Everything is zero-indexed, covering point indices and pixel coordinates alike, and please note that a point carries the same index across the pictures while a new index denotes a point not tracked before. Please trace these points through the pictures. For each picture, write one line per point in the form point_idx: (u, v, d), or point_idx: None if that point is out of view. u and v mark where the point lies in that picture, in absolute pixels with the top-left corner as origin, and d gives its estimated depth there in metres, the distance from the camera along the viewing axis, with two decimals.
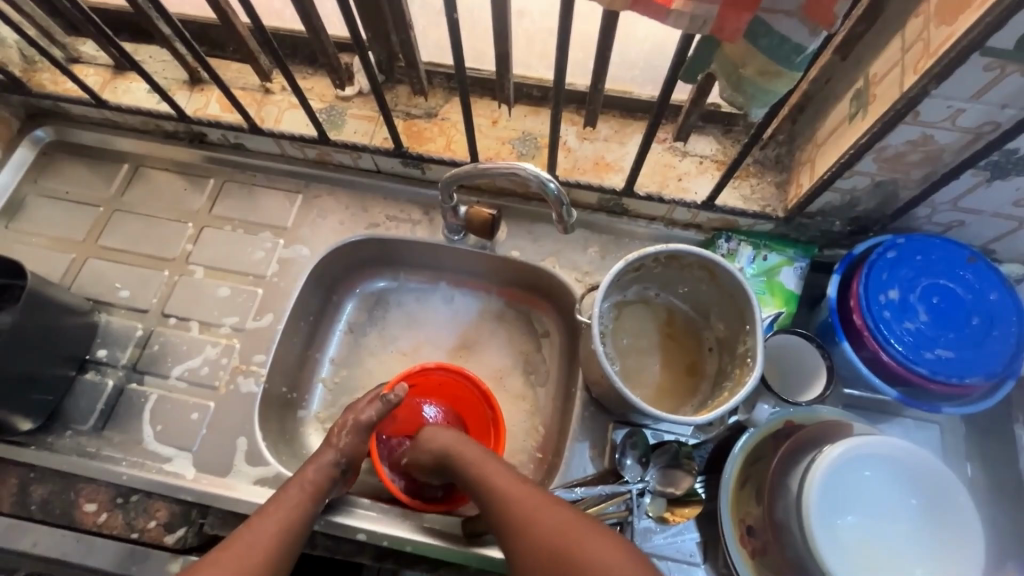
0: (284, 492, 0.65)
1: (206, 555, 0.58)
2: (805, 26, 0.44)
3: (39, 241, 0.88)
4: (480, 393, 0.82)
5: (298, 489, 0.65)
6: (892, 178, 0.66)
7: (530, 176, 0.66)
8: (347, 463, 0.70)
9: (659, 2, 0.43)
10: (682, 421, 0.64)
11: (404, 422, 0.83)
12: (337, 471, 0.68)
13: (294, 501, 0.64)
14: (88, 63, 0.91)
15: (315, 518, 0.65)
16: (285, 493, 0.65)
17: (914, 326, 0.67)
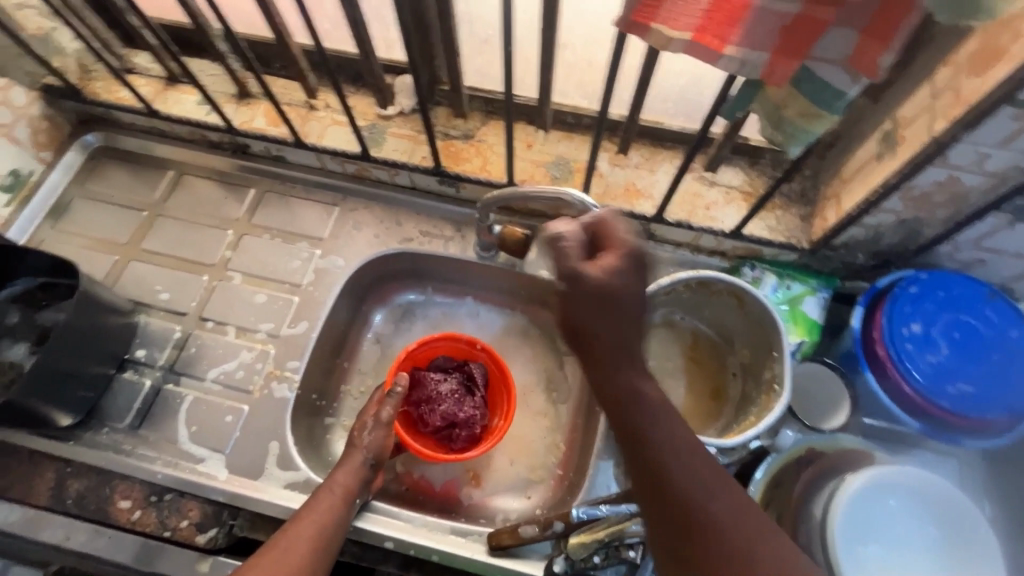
0: (316, 497, 0.67)
1: (246, 560, 0.59)
2: (848, 74, 0.47)
3: (83, 241, 0.91)
4: (464, 346, 0.87)
5: (339, 492, 0.68)
6: (916, 216, 0.69)
7: (575, 201, 0.69)
8: (375, 460, 0.73)
9: (712, 47, 0.46)
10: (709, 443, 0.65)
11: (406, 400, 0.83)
12: (365, 471, 0.71)
13: (327, 503, 0.66)
14: (141, 73, 0.95)
15: (348, 520, 0.67)
16: (319, 497, 0.67)
17: (936, 360, 0.69)
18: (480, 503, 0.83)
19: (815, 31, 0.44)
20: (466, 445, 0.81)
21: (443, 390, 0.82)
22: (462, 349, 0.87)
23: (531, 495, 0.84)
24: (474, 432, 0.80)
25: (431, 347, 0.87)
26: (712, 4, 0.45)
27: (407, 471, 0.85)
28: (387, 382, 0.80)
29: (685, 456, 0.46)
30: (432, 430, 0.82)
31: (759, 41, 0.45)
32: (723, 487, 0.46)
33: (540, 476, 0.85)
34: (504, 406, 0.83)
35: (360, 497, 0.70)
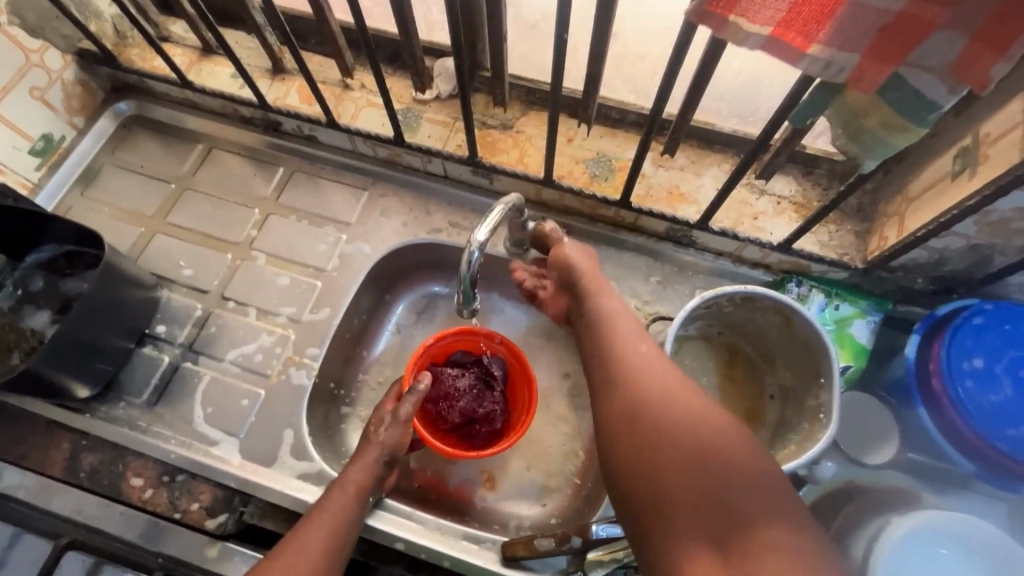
0: (329, 496, 0.65)
1: (268, 556, 0.60)
2: (945, 84, 0.42)
3: (109, 211, 0.90)
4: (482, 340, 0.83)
5: (355, 484, 0.67)
6: (989, 242, 0.63)
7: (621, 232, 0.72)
8: (390, 457, 0.71)
9: (795, 45, 0.42)
10: None
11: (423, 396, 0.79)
12: (378, 468, 0.69)
13: (340, 504, 0.65)
14: (176, 43, 0.93)
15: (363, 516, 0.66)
16: (333, 498, 0.65)
17: (999, 399, 0.64)
18: (493, 507, 0.81)
19: (919, 33, 0.39)
20: (488, 441, 0.78)
21: (462, 386, 0.79)
22: (482, 343, 0.84)
23: (546, 503, 0.81)
24: (494, 430, 0.78)
25: (450, 341, 0.83)
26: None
27: (420, 468, 0.83)
28: (406, 380, 0.77)
29: (645, 368, 0.57)
30: (450, 428, 0.78)
31: (850, 41, 0.40)
32: (673, 391, 0.54)
33: (557, 483, 0.82)
34: (525, 402, 0.80)
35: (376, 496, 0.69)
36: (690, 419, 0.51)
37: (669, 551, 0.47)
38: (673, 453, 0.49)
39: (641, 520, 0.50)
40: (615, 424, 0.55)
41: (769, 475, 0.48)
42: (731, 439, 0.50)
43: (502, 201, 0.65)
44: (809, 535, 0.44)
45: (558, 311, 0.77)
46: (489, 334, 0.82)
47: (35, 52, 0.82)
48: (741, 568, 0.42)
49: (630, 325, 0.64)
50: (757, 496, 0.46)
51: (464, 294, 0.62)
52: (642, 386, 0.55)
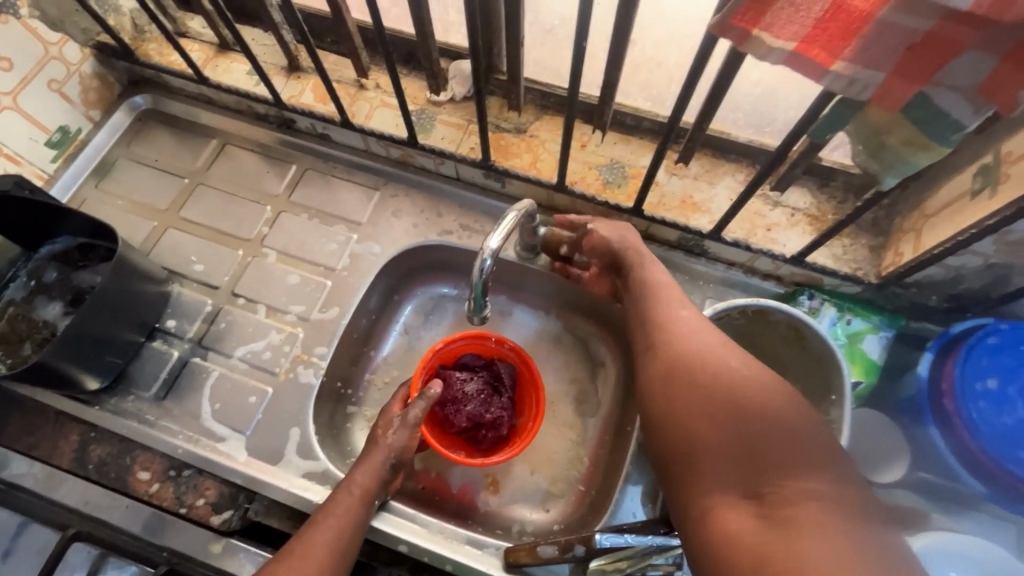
0: (335, 498, 0.66)
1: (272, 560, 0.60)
2: (971, 104, 0.41)
3: (122, 204, 0.90)
4: (491, 343, 0.83)
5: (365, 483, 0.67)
6: (1007, 262, 0.62)
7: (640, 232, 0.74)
8: (396, 460, 0.71)
9: (818, 61, 0.41)
10: None
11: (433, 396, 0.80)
12: (385, 471, 0.69)
13: (345, 506, 0.65)
14: (193, 38, 0.93)
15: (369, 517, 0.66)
16: (339, 501, 0.65)
17: (1014, 421, 0.63)
18: (497, 511, 0.81)
19: (947, 54, 0.38)
20: (494, 446, 0.78)
21: (469, 390, 0.79)
22: (490, 347, 0.84)
23: (549, 508, 0.81)
24: (501, 434, 0.78)
25: (459, 345, 0.83)
26: (826, 14, 0.39)
27: (424, 469, 0.83)
28: (414, 385, 0.77)
29: (686, 333, 0.58)
30: (457, 431, 0.79)
31: (876, 59, 0.40)
32: (713, 352, 0.55)
33: (561, 489, 0.81)
34: (533, 408, 0.80)
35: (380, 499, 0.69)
36: (732, 379, 0.52)
37: (702, 504, 0.49)
38: (710, 410, 0.51)
39: (678, 475, 0.52)
40: (654, 384, 0.57)
41: (809, 431, 0.48)
42: (771, 396, 0.51)
43: (516, 208, 0.65)
44: (844, 493, 0.44)
45: (605, 289, 0.78)
46: (498, 339, 0.82)
47: (55, 44, 0.83)
48: (776, 516, 0.44)
49: (672, 294, 0.65)
50: (793, 449, 0.47)
51: (474, 301, 0.62)
52: (682, 349, 0.57)
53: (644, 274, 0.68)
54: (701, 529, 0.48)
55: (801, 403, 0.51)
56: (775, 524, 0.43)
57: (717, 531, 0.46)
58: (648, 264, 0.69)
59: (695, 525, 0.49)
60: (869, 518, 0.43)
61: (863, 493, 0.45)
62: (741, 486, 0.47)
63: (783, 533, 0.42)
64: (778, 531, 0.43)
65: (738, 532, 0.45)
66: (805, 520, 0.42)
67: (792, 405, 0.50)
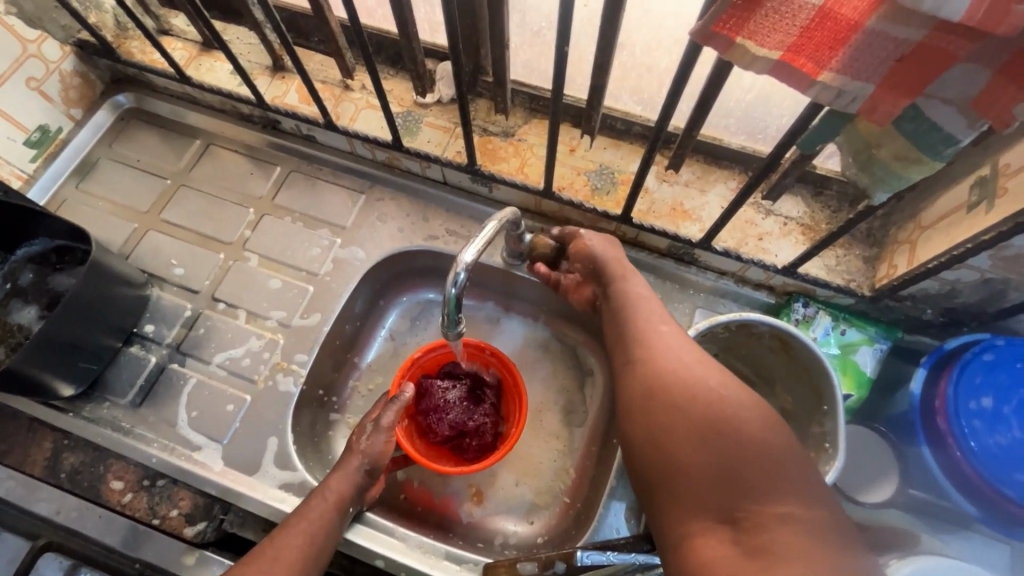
0: (309, 503, 0.64)
1: (239, 564, 0.59)
2: (965, 118, 0.39)
3: (103, 205, 0.89)
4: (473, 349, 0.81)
5: (339, 492, 0.65)
6: (1004, 277, 0.60)
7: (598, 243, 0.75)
8: (371, 467, 0.69)
9: (805, 70, 0.39)
10: None
11: (415, 403, 0.79)
12: (360, 477, 0.68)
13: (319, 511, 0.63)
14: (177, 36, 0.91)
15: (345, 525, 0.65)
16: (312, 506, 0.64)
17: (1008, 441, 0.61)
18: (480, 522, 0.79)
19: (937, 65, 0.36)
20: (479, 454, 0.76)
21: (451, 398, 0.77)
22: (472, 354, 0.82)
23: (534, 521, 0.79)
24: (485, 442, 0.75)
25: (440, 354, 0.81)
26: (812, 21, 0.36)
27: (407, 479, 0.81)
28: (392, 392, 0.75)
29: (667, 350, 0.56)
30: (441, 440, 0.77)
31: (864, 70, 0.38)
32: (692, 370, 0.54)
33: (546, 502, 0.80)
34: (516, 413, 0.78)
35: (355, 506, 0.67)
36: (709, 397, 0.51)
37: (679, 528, 0.47)
38: (687, 429, 0.49)
39: (657, 497, 0.50)
40: (633, 401, 0.55)
41: (785, 454, 0.47)
42: (748, 415, 0.49)
43: (498, 215, 0.63)
44: (821, 521, 0.43)
45: (584, 300, 0.75)
46: (476, 345, 0.80)
47: (33, 42, 0.81)
48: (751, 544, 0.42)
49: (653, 309, 0.63)
50: (771, 475, 0.45)
51: (449, 316, 0.60)
52: (662, 366, 0.55)
53: (625, 285, 0.67)
54: (678, 555, 0.46)
55: (778, 424, 0.49)
56: (750, 553, 0.42)
57: (694, 558, 0.45)
58: (629, 276, 0.68)
59: (672, 551, 0.47)
60: (845, 547, 0.42)
61: (839, 518, 0.44)
62: (717, 509, 0.45)
63: (761, 563, 0.41)
64: (756, 561, 0.41)
65: (715, 560, 0.43)
66: (781, 549, 0.41)
67: (770, 425, 0.48)
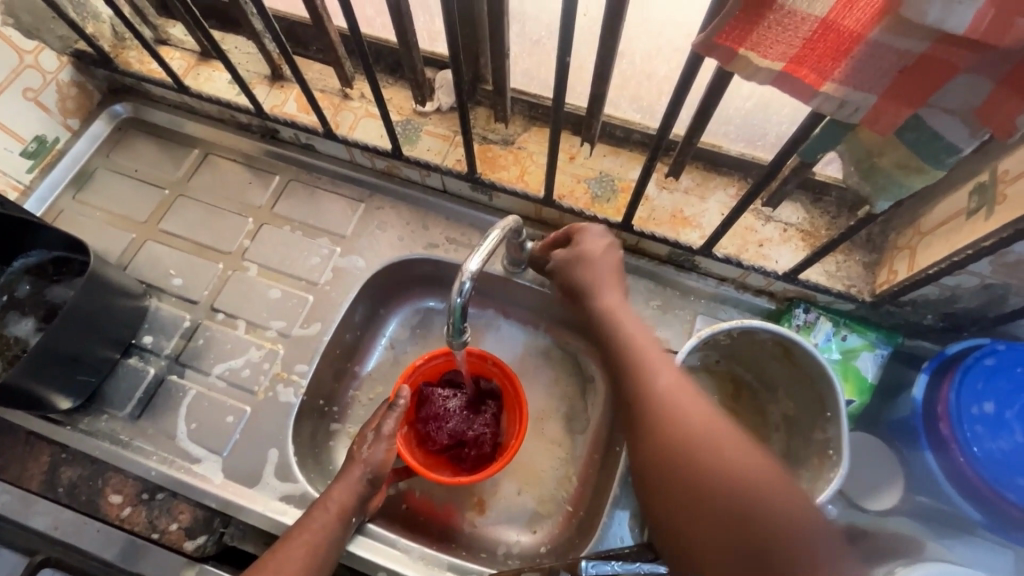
0: (310, 513, 0.64)
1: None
2: (967, 127, 0.39)
3: (100, 215, 0.88)
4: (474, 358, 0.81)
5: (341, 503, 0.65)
6: (1004, 283, 0.61)
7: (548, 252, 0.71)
8: (373, 477, 0.68)
9: (807, 81, 0.39)
10: None
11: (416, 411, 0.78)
12: (362, 487, 0.67)
13: (321, 521, 0.63)
14: (175, 46, 0.91)
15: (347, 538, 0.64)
16: (314, 518, 0.63)
17: (1011, 446, 0.61)
18: (482, 533, 0.78)
19: (939, 76, 0.36)
20: (477, 464, 0.76)
21: (452, 407, 0.77)
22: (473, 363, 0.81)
23: (537, 530, 0.78)
24: (484, 452, 0.75)
25: (441, 362, 0.80)
26: (815, 33, 0.37)
27: (409, 489, 0.81)
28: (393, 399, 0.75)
29: (668, 411, 0.52)
30: (439, 449, 0.76)
31: (867, 81, 0.38)
32: (696, 435, 0.49)
33: (549, 510, 0.79)
34: (516, 423, 0.77)
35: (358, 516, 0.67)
36: (721, 471, 0.47)
37: None
38: (708, 516, 0.46)
39: None
40: (646, 476, 0.51)
41: (819, 515, 0.44)
42: (765, 489, 0.45)
43: (501, 224, 0.63)
44: None
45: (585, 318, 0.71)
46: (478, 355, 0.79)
47: (30, 53, 0.81)
48: None
49: (649, 350, 0.58)
50: (802, 556, 0.42)
51: (452, 326, 0.60)
52: (669, 428, 0.50)
53: (612, 323, 0.62)
54: None
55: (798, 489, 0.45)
56: None
57: None
58: (616, 311, 0.63)
59: None
60: None
61: None
62: None
63: None
64: None
65: None
66: None
67: (791, 495, 0.45)
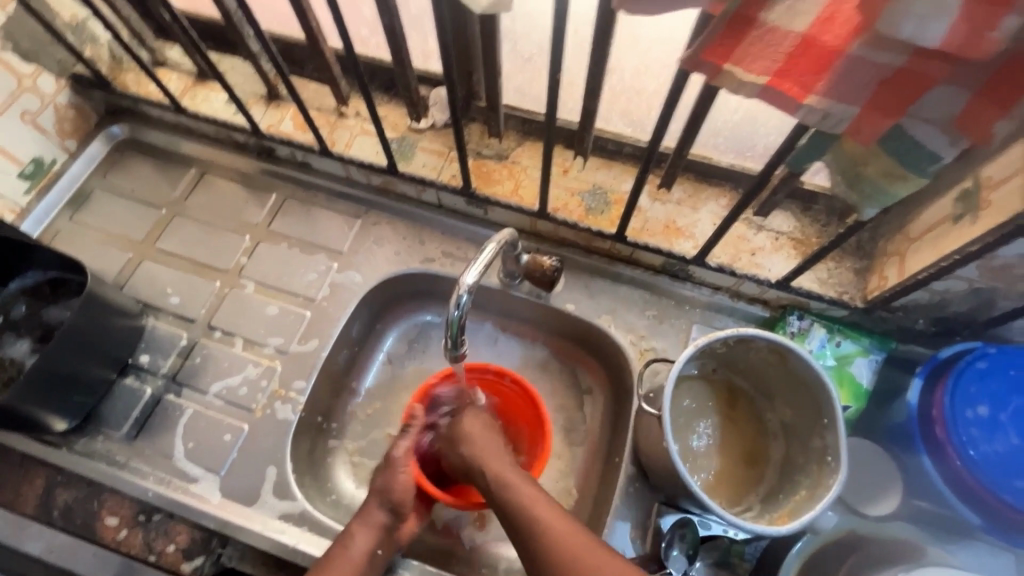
0: (332, 556, 0.63)
1: None
2: (946, 136, 0.40)
3: (97, 235, 0.89)
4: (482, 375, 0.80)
5: (362, 547, 0.64)
6: (992, 286, 0.62)
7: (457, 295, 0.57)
8: (392, 509, 0.67)
9: (791, 94, 0.40)
10: (760, 531, 0.58)
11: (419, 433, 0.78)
12: (381, 523, 0.66)
13: (340, 563, 0.62)
14: (172, 68, 0.92)
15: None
16: (337, 563, 0.63)
17: (1005, 449, 0.62)
18: (482, 548, 0.78)
19: (917, 88, 0.37)
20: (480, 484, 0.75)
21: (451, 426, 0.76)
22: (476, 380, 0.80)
23: None
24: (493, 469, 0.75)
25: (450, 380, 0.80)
26: (796, 48, 0.38)
27: None
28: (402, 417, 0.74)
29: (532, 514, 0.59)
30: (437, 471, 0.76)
31: (848, 93, 0.39)
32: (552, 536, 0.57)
33: None
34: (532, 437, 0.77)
35: (383, 548, 0.66)
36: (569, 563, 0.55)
37: None
38: None
39: None
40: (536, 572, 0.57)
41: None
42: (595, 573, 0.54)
43: (496, 237, 0.64)
44: None
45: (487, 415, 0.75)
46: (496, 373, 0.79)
47: (28, 76, 0.82)
48: None
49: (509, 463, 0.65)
50: None
51: (451, 339, 0.60)
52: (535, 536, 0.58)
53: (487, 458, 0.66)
54: None
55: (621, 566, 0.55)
56: None
57: None
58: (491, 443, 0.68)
59: None
60: None
61: None
62: None
63: None
64: None
65: None
66: None
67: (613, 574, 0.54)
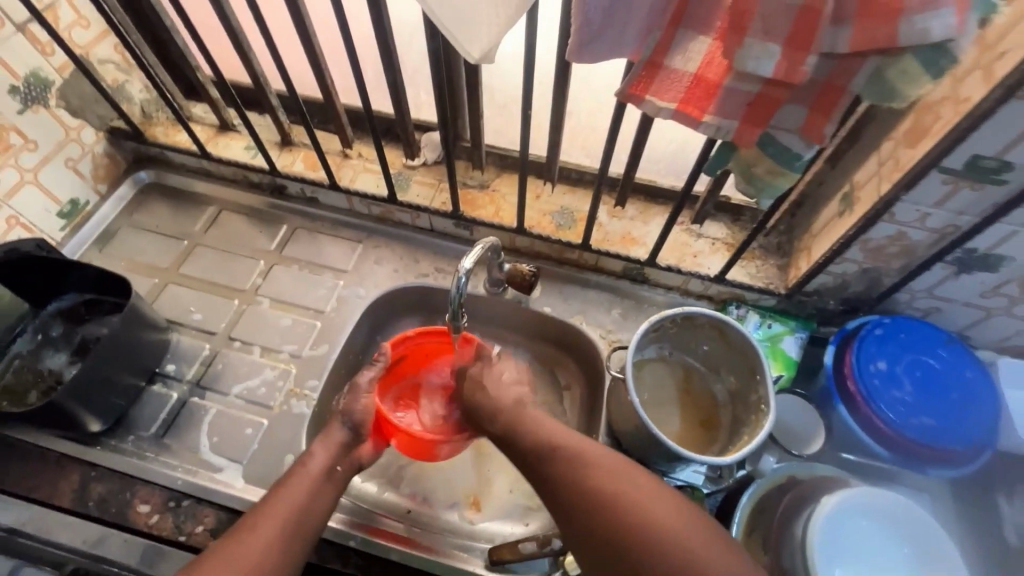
0: (291, 474, 0.70)
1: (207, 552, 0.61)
2: (803, 141, 0.57)
3: (124, 265, 1.00)
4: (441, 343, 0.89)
5: (321, 462, 0.72)
6: (875, 266, 0.79)
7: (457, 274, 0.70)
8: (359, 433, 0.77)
9: (692, 114, 0.57)
10: (711, 462, 0.70)
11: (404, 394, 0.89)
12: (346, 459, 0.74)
13: (302, 482, 0.69)
14: (196, 121, 1.07)
15: (331, 493, 0.70)
16: (296, 476, 0.69)
17: (901, 396, 0.77)
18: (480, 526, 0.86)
19: (771, 107, 0.55)
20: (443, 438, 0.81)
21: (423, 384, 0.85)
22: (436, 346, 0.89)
23: (529, 522, 0.87)
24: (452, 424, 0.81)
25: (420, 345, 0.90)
26: (692, 82, 0.55)
27: (412, 493, 0.89)
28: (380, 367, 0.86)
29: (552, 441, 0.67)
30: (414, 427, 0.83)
31: (731, 112, 0.56)
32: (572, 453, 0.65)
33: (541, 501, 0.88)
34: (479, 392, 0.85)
35: (341, 464, 0.73)
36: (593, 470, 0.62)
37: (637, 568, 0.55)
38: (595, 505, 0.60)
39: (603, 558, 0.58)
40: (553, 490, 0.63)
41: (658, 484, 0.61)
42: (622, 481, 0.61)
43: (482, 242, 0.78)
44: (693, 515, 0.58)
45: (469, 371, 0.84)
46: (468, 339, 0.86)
47: (74, 129, 0.95)
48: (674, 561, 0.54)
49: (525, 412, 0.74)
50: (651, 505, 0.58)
51: (452, 312, 0.73)
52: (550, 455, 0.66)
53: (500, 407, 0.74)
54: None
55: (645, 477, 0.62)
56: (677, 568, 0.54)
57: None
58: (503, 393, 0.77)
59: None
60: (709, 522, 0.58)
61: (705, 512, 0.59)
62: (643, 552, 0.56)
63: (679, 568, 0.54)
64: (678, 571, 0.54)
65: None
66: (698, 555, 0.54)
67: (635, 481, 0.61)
